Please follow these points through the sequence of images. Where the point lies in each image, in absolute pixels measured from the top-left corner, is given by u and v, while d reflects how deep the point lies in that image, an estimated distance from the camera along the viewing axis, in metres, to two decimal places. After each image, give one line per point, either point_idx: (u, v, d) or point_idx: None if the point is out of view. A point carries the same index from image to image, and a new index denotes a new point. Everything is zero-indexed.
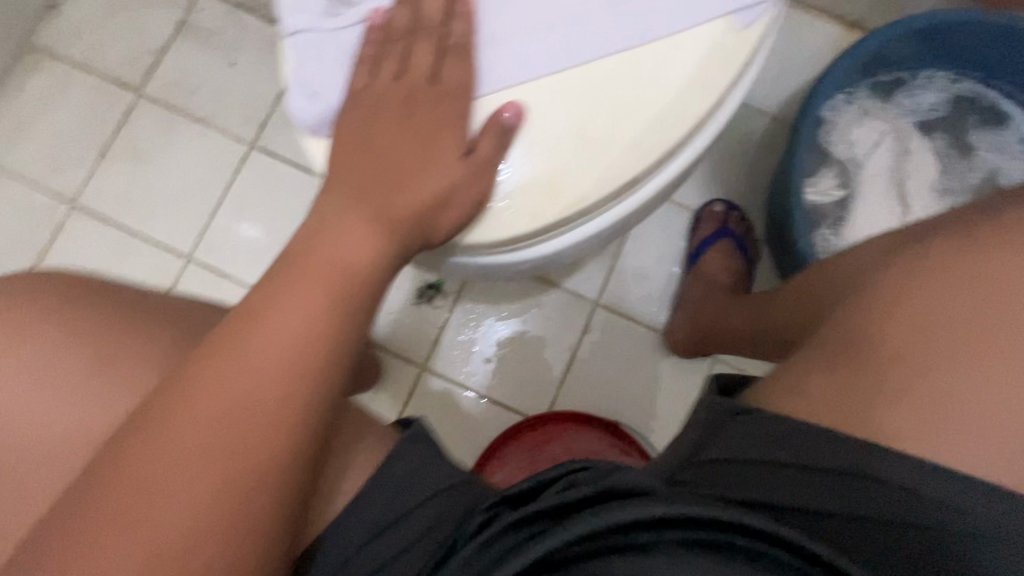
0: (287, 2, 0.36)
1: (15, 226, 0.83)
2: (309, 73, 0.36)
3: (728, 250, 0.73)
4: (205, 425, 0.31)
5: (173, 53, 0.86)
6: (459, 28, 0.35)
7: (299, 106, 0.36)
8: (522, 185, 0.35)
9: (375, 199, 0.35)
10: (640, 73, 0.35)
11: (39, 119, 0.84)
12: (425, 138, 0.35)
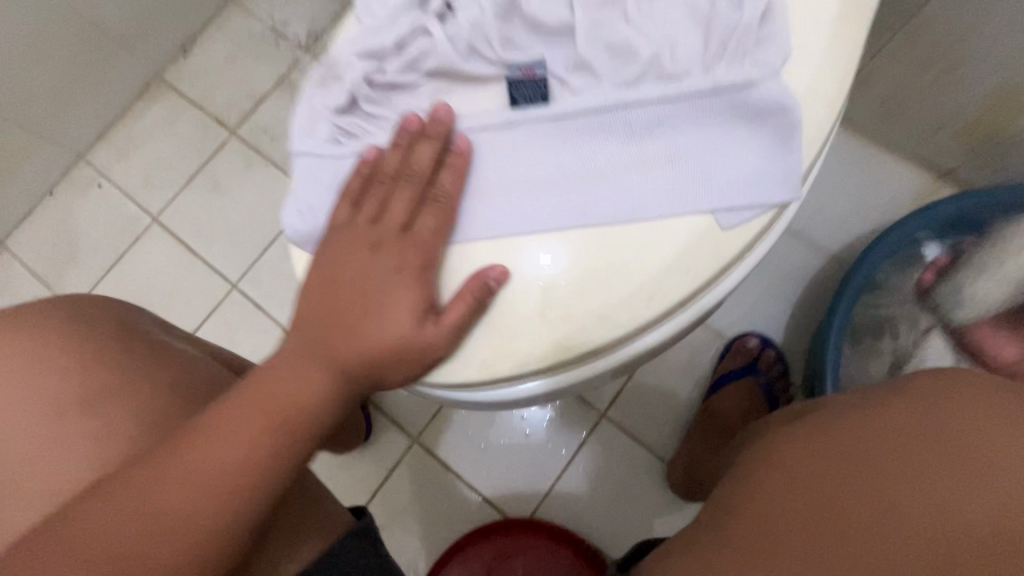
0: (298, 122, 0.36)
1: (104, 232, 0.93)
2: (305, 194, 0.36)
3: (750, 389, 0.72)
4: (127, 527, 0.30)
5: (270, 103, 0.95)
6: (445, 180, 0.34)
7: (290, 222, 0.36)
8: (477, 341, 0.34)
9: (328, 343, 0.33)
10: (616, 251, 0.33)
11: (149, 142, 0.96)
12: (388, 288, 0.33)
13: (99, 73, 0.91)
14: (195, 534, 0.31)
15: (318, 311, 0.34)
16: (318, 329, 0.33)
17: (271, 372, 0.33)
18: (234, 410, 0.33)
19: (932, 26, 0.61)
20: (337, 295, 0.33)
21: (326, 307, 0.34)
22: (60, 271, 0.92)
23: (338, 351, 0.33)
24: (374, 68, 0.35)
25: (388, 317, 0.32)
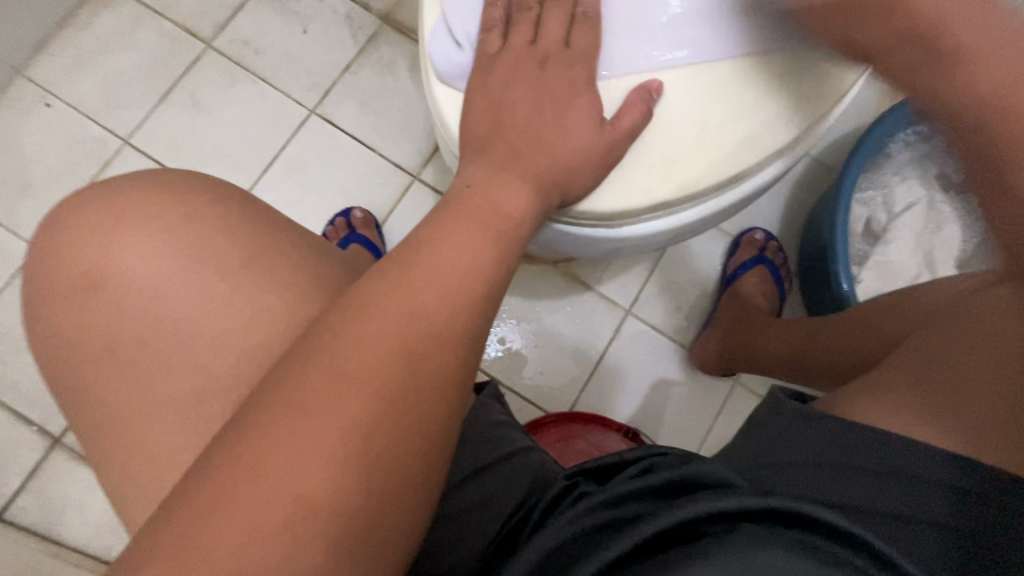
0: None
1: (62, 156, 0.82)
2: (455, 23, 0.37)
3: (764, 276, 0.81)
4: (384, 355, 0.29)
5: (247, 13, 0.87)
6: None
7: (439, 52, 0.37)
8: (642, 161, 0.37)
9: (522, 159, 0.35)
10: (766, 76, 0.38)
11: (104, 55, 0.84)
12: (559, 100, 0.35)
13: None
14: (441, 350, 0.30)
15: (509, 127, 0.35)
16: (512, 142, 0.35)
17: (470, 199, 0.34)
18: (455, 244, 0.32)
19: None
20: (521, 112, 0.35)
21: (514, 123, 0.35)
22: (9, 202, 0.80)
23: (535, 161, 0.35)
24: None
25: (577, 128, 0.35)
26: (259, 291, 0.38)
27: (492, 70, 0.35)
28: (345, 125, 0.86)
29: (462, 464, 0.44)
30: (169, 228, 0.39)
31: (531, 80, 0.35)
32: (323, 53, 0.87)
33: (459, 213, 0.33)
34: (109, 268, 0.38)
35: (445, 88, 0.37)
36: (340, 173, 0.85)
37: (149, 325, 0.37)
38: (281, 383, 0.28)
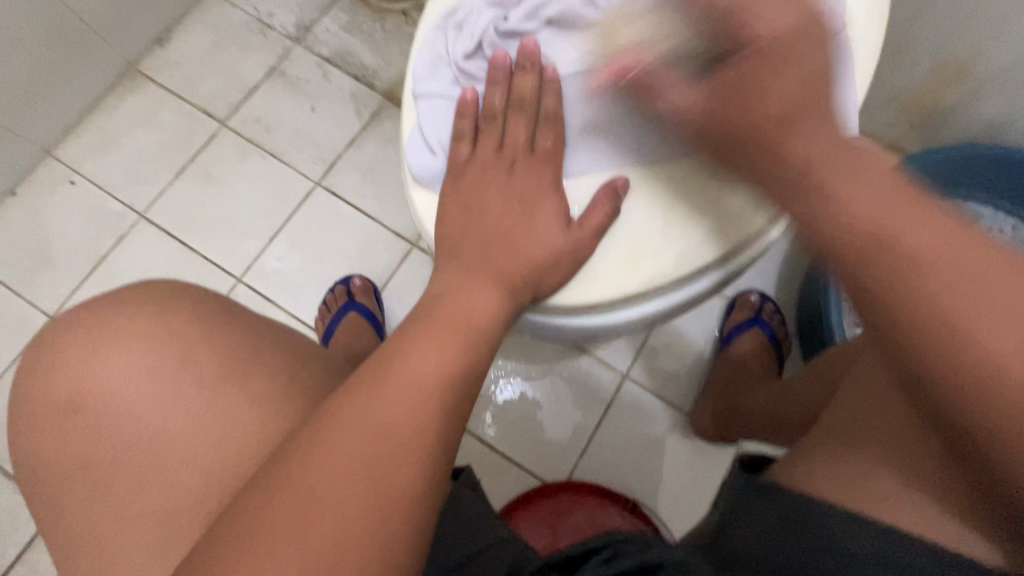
0: (418, 70, 0.39)
1: (81, 231, 0.87)
2: (429, 131, 0.39)
3: (761, 338, 0.80)
4: (345, 478, 0.29)
5: (260, 94, 0.93)
6: (550, 102, 0.38)
7: (416, 159, 0.39)
8: (614, 252, 0.38)
9: (493, 262, 0.37)
10: None
11: (126, 136, 0.91)
12: (528, 203, 0.37)
13: (72, 61, 0.85)
14: (406, 467, 0.30)
15: (480, 228, 0.38)
16: (484, 242, 0.38)
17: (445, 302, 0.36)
18: (404, 361, 0.33)
19: None
20: (491, 213, 0.38)
21: (485, 224, 0.38)
22: (29, 275, 0.85)
23: (504, 265, 0.37)
24: (500, 15, 0.38)
25: (545, 227, 0.37)
26: (239, 404, 0.40)
27: (464, 173, 0.38)
28: (349, 195, 0.89)
29: (439, 560, 0.43)
30: (147, 344, 0.41)
31: (501, 181, 0.38)
32: (330, 129, 0.92)
33: (429, 323, 0.35)
34: (94, 389, 0.40)
35: (422, 192, 0.40)
36: (341, 241, 0.88)
37: (127, 447, 0.39)
38: (242, 514, 0.29)
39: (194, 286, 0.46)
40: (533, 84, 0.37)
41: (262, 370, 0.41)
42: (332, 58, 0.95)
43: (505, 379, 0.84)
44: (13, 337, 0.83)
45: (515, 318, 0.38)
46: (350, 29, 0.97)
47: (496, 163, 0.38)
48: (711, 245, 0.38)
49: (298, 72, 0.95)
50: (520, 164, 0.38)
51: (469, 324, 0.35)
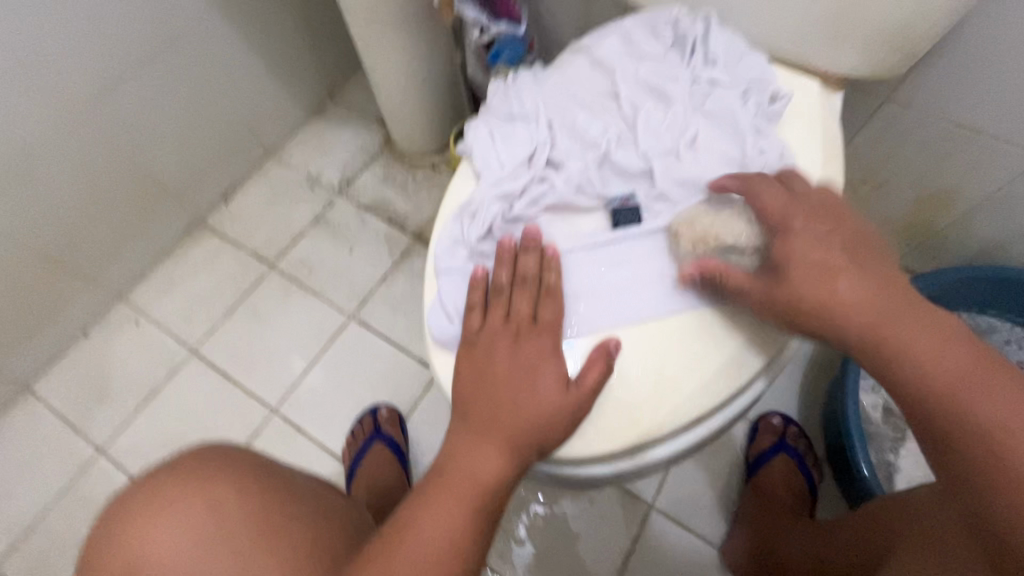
0: (439, 251, 0.48)
1: (138, 367, 0.95)
2: (448, 301, 0.46)
3: (789, 466, 0.78)
4: None
5: (307, 239, 1.06)
6: (551, 278, 0.44)
7: (436, 324, 0.46)
8: (606, 408, 0.42)
9: (498, 426, 0.41)
10: (709, 330, 0.44)
11: (189, 281, 1.03)
12: (530, 369, 0.42)
13: (150, 221, 0.99)
14: None
15: (487, 392, 0.42)
16: (487, 403, 0.42)
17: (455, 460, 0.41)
18: (434, 501, 0.40)
19: (862, 155, 0.83)
20: (498, 380, 0.42)
21: (490, 392, 0.42)
22: (86, 410, 0.92)
23: (506, 429, 0.41)
24: (506, 206, 0.47)
25: (545, 390, 0.41)
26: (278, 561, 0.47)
27: (475, 345, 0.44)
28: (379, 327, 0.97)
29: None
30: (199, 511, 0.49)
31: (505, 353, 0.43)
32: (366, 267, 1.02)
33: (440, 486, 0.41)
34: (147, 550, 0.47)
35: (442, 354, 0.46)
36: (372, 371, 0.94)
37: None
38: None
39: (239, 450, 0.55)
40: (534, 263, 0.44)
41: (298, 530, 0.50)
42: (372, 206, 1.09)
43: (529, 512, 0.82)
44: (66, 471, 0.89)
45: (520, 474, 0.42)
46: (386, 180, 1.12)
47: (498, 330, 0.43)
48: (693, 408, 0.42)
49: (339, 218, 1.08)
50: (523, 334, 0.43)
51: (478, 484, 0.41)
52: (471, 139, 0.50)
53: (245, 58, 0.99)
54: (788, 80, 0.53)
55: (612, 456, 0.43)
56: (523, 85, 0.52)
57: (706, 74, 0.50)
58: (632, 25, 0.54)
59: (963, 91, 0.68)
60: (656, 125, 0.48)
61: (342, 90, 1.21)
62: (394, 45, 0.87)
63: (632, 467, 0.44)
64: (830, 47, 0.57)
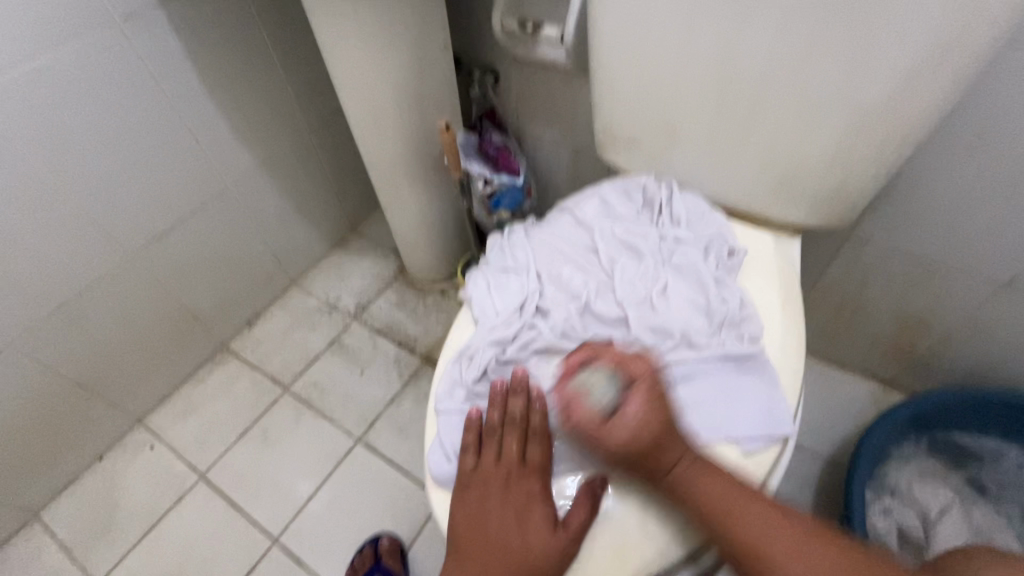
0: (440, 392, 0.53)
1: (146, 495, 0.97)
2: (446, 440, 0.50)
3: None
4: None
5: (321, 363, 1.12)
6: (537, 419, 0.48)
7: (435, 462, 0.50)
8: (592, 550, 0.44)
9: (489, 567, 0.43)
10: None
11: (206, 405, 1.07)
12: (520, 510, 0.45)
13: (178, 348, 1.07)
14: None
15: (480, 534, 0.44)
16: (479, 546, 0.44)
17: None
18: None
19: (836, 284, 0.90)
20: (490, 523, 0.45)
21: (482, 534, 0.44)
22: (89, 543, 0.92)
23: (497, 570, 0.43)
24: (499, 350, 0.52)
25: (533, 532, 0.43)
26: None
27: (470, 486, 0.47)
28: (385, 451, 0.99)
29: None
30: None
31: (496, 496, 0.46)
32: (375, 390, 1.07)
33: None
34: None
35: (441, 492, 0.49)
36: (376, 498, 0.94)
37: None
38: None
39: None
40: (521, 404, 0.48)
41: None
42: (383, 331, 1.16)
43: None
44: None
45: None
46: (397, 306, 1.20)
47: (489, 471, 0.47)
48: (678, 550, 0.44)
49: (353, 343, 1.15)
50: (513, 475, 0.46)
51: None
52: (470, 289, 0.58)
53: (280, 204, 1.14)
54: (747, 236, 0.61)
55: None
56: (516, 241, 0.61)
57: (672, 233, 0.58)
58: (609, 190, 0.63)
59: (912, 232, 0.76)
60: (630, 277, 0.55)
61: (363, 227, 1.36)
62: (409, 194, 1.00)
63: None
64: (782, 203, 0.66)
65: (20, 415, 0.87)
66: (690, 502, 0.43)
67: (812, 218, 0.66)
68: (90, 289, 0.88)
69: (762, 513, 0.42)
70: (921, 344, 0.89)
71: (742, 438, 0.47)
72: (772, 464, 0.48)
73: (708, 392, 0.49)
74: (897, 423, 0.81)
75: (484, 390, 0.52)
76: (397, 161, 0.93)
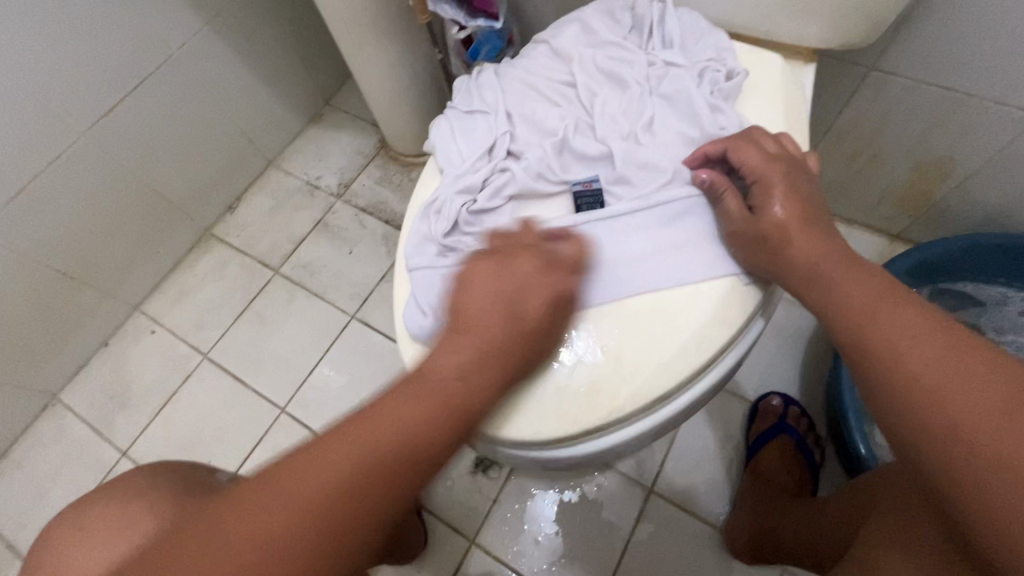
0: (411, 250, 0.49)
1: (156, 374, 1.00)
2: (418, 297, 0.47)
3: (787, 447, 0.77)
4: (284, 517, 0.33)
5: (308, 243, 1.09)
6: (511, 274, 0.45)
7: (411, 319, 0.47)
8: (565, 387, 0.42)
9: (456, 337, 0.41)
10: (669, 308, 0.43)
11: (198, 289, 1.07)
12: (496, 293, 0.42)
13: (159, 234, 1.04)
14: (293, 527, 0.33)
15: (491, 327, 0.41)
16: (463, 334, 0.41)
17: (423, 381, 0.39)
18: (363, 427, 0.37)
19: (852, 128, 0.81)
20: (489, 311, 0.41)
21: (485, 326, 0.41)
22: (110, 418, 0.98)
23: (460, 344, 0.40)
24: (469, 199, 0.48)
25: (479, 293, 0.42)
26: None
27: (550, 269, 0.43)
28: (381, 325, 1.00)
29: None
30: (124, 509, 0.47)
31: (513, 288, 0.41)
32: (365, 267, 1.05)
33: (361, 415, 0.38)
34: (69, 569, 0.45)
35: (415, 347, 0.47)
36: (375, 369, 0.97)
37: None
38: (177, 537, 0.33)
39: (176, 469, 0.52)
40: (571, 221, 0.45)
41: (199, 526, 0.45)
42: (368, 208, 1.12)
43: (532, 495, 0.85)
44: (91, 474, 0.94)
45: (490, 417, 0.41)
46: (382, 182, 1.14)
47: (545, 270, 0.42)
48: (650, 392, 0.42)
49: (338, 222, 1.11)
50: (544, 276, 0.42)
51: (393, 411, 0.38)
52: (434, 137, 0.52)
53: (239, 73, 1.02)
54: (750, 57, 0.52)
55: (548, 446, 0.44)
56: (484, 80, 0.53)
57: (662, 56, 0.50)
58: (592, 13, 0.54)
59: (949, 58, 0.66)
60: (611, 111, 0.49)
61: (338, 97, 1.24)
62: (378, 49, 0.89)
63: (605, 447, 0.44)
64: (797, 19, 0.56)
65: (8, 306, 0.87)
66: (796, 264, 0.41)
67: (830, 40, 0.56)
68: (48, 172, 0.83)
69: (868, 281, 0.40)
70: (937, 192, 0.83)
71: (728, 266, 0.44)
72: (762, 295, 0.45)
73: (691, 233, 0.45)
74: (899, 272, 0.78)
75: (453, 241, 0.48)
76: (356, 7, 0.81)
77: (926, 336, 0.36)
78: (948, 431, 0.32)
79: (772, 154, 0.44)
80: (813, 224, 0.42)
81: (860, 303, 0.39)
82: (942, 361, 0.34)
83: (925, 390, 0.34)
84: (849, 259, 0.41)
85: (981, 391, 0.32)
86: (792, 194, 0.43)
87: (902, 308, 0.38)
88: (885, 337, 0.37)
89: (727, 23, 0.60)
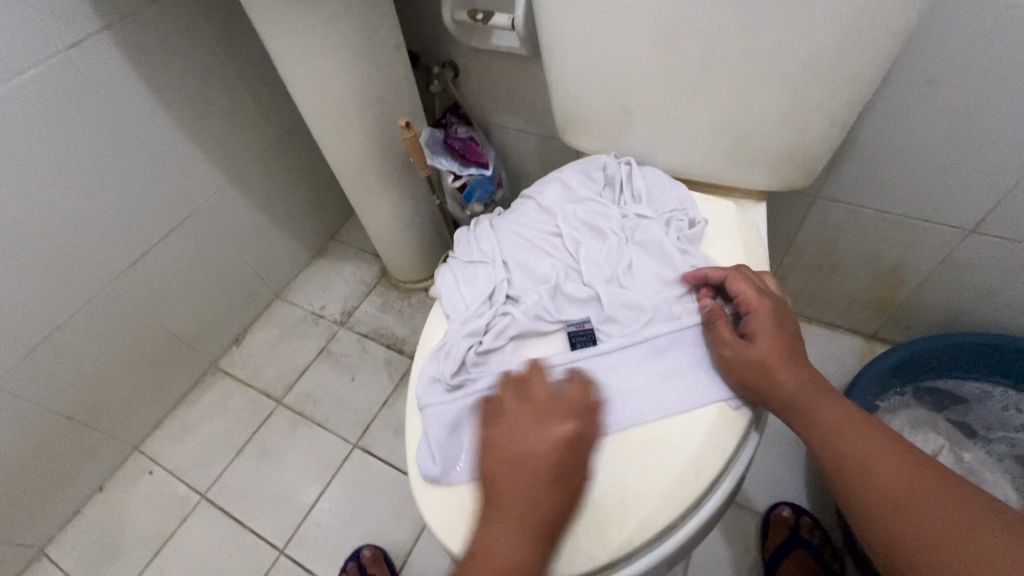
0: (422, 389, 0.53)
1: (150, 520, 0.97)
2: (432, 432, 0.50)
3: (804, 561, 0.75)
4: None
5: (311, 372, 1.12)
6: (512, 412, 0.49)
7: (424, 459, 0.49)
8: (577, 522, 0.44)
9: (518, 498, 0.42)
10: (667, 437, 0.47)
11: (200, 426, 1.08)
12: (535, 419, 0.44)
13: (167, 373, 1.07)
14: None
15: (527, 488, 0.42)
16: (494, 510, 0.42)
17: (477, 552, 0.41)
18: None
19: (810, 245, 0.90)
20: (520, 479, 0.42)
21: (517, 484, 0.42)
22: (95, 574, 0.93)
23: (502, 495, 0.42)
24: (475, 340, 0.53)
25: (527, 433, 0.43)
26: None
27: (505, 427, 0.45)
28: (383, 453, 1.00)
29: None
30: None
31: (526, 455, 0.42)
32: (368, 394, 1.08)
33: (471, 558, 0.41)
34: None
35: (426, 487, 0.48)
36: (376, 499, 0.95)
37: None
38: None
39: None
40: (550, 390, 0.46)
41: None
42: (370, 334, 1.17)
43: None
44: None
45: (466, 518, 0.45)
46: (383, 309, 1.21)
47: (544, 428, 0.43)
48: (657, 523, 0.44)
49: (341, 349, 1.15)
50: (555, 457, 0.42)
51: (495, 557, 0.40)
52: (440, 285, 0.58)
53: (254, 220, 1.13)
54: (708, 204, 0.61)
55: None
56: (481, 233, 0.61)
57: (634, 210, 0.59)
58: (570, 173, 0.63)
59: (881, 187, 0.76)
60: (596, 258, 0.56)
61: (342, 232, 1.36)
62: (382, 196, 1.00)
63: None
64: (744, 169, 0.66)
65: (10, 457, 0.86)
66: (779, 389, 0.46)
67: (772, 183, 0.67)
68: (71, 320, 0.88)
69: (838, 407, 0.45)
70: (897, 297, 0.91)
71: (715, 391, 0.48)
72: (749, 420, 0.48)
73: (679, 362, 0.50)
74: (880, 373, 0.82)
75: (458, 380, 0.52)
76: (364, 165, 0.93)
77: (895, 454, 0.42)
78: (912, 541, 0.38)
79: (757, 291, 0.50)
80: (795, 353, 0.47)
81: (835, 426, 0.44)
82: (909, 478, 0.40)
83: (900, 504, 0.39)
84: (823, 386, 0.46)
85: (952, 506, 0.38)
86: (778, 329, 0.48)
87: (866, 429, 0.44)
88: (858, 457, 0.42)
89: (685, 171, 0.70)
